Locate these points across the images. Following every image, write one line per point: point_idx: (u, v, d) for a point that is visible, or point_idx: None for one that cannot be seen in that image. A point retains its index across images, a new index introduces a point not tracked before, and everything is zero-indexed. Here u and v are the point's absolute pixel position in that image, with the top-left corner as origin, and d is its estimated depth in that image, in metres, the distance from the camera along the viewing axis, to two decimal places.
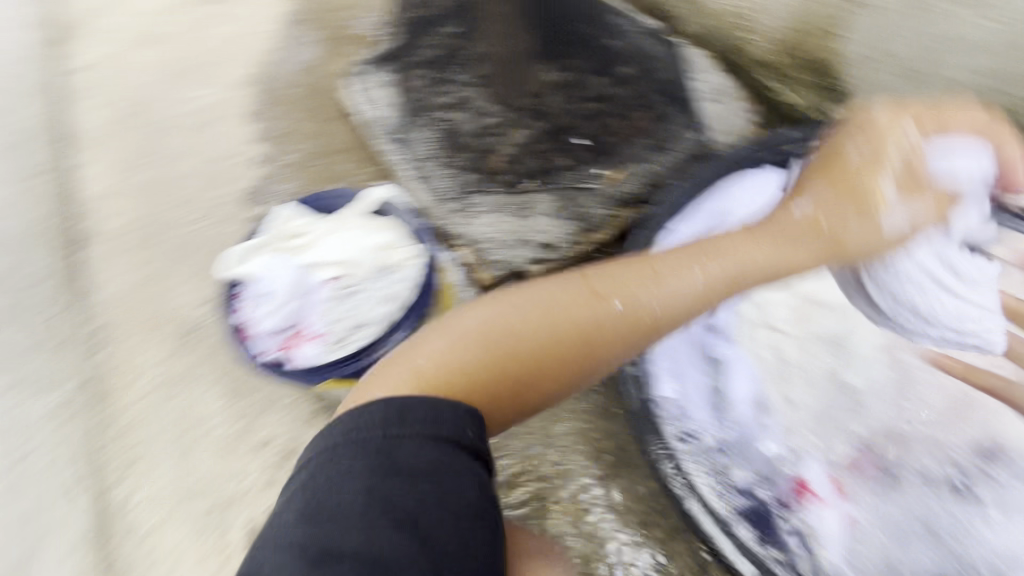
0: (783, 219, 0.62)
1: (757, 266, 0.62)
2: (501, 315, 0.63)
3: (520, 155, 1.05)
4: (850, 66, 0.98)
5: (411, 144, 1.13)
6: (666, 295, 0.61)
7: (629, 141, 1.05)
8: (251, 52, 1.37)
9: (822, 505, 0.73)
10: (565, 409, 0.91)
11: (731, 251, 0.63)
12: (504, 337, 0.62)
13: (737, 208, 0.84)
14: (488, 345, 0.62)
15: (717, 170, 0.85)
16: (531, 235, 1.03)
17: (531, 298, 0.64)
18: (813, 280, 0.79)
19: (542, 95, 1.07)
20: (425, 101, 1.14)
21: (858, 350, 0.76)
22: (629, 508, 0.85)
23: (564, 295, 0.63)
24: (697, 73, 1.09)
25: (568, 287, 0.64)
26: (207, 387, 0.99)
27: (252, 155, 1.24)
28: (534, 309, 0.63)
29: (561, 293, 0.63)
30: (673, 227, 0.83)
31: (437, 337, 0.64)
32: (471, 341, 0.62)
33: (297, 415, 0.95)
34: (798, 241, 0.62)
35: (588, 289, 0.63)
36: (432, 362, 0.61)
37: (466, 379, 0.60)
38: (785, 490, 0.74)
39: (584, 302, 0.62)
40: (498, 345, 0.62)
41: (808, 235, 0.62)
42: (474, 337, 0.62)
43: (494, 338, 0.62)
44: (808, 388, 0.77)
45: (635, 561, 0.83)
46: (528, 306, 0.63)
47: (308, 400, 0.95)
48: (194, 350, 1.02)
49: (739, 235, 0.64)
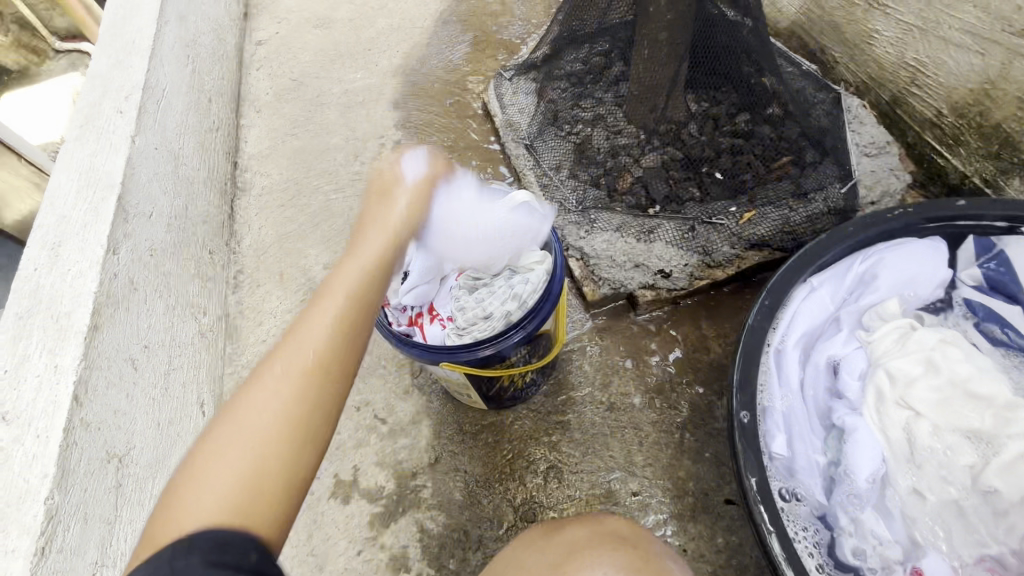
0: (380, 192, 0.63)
1: (393, 249, 0.58)
2: (278, 376, 0.48)
3: (650, 179, 1.06)
4: None
5: (542, 152, 1.18)
6: (357, 279, 0.54)
7: (767, 183, 1.02)
8: (405, 45, 1.47)
9: None
10: (653, 441, 0.91)
11: (364, 230, 0.59)
12: (285, 407, 0.48)
13: (888, 276, 0.80)
14: (270, 417, 0.47)
15: (876, 231, 0.80)
16: (648, 260, 1.00)
17: (317, 340, 0.50)
18: (967, 368, 0.72)
19: (685, 123, 1.05)
20: (561, 113, 1.18)
21: (1010, 457, 0.67)
22: (706, 558, 0.82)
23: (302, 330, 0.51)
24: (855, 126, 1.07)
25: (315, 320, 0.51)
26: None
27: (392, 138, 1.34)
28: (298, 360, 0.49)
29: (312, 320, 0.52)
30: (813, 282, 0.79)
31: (228, 416, 0.48)
32: (264, 409, 0.47)
33: (393, 386, 0.99)
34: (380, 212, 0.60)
35: (316, 316, 0.52)
36: (226, 467, 0.45)
37: (268, 455, 0.46)
38: None
39: (340, 330, 0.52)
40: (281, 415, 0.47)
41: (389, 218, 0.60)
42: (249, 413, 0.47)
43: (270, 412, 0.47)
44: (941, 483, 0.69)
45: None
46: (287, 369, 0.49)
47: (406, 374, 1.00)
48: None
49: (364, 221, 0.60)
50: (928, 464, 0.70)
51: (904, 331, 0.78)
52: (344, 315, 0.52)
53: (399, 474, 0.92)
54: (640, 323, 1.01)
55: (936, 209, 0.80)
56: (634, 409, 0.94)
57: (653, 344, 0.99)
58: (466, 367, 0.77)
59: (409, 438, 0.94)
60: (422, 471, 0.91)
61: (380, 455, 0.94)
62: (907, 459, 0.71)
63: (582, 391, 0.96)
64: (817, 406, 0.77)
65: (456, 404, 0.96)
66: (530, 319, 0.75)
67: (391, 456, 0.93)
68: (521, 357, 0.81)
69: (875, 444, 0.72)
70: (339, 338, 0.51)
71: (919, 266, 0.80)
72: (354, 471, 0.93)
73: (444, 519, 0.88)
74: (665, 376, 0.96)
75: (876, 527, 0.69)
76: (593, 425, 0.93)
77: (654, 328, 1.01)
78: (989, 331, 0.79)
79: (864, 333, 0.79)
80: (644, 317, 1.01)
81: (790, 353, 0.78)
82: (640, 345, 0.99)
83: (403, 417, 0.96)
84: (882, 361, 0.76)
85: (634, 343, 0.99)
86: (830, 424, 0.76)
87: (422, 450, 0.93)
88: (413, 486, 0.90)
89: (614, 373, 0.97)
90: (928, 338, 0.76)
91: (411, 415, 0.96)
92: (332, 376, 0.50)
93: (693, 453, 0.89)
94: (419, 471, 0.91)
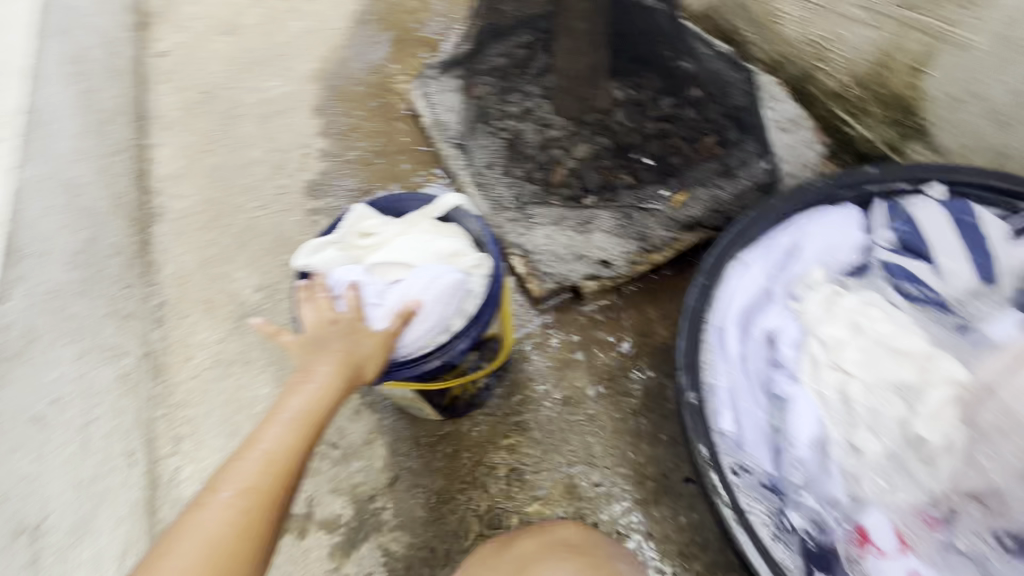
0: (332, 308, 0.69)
1: (341, 374, 0.62)
2: (224, 503, 0.54)
3: (582, 170, 1.05)
4: (930, 103, 0.95)
5: (474, 150, 1.15)
6: (306, 407, 0.60)
7: (695, 164, 1.05)
8: (321, 48, 1.40)
9: (882, 558, 0.70)
10: (611, 430, 0.92)
11: (311, 351, 0.64)
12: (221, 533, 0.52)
13: (811, 245, 0.84)
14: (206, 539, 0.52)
15: (795, 201, 0.83)
16: (588, 251, 1.01)
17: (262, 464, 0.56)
18: (887, 325, 0.77)
19: (609, 111, 1.04)
20: (490, 109, 1.16)
21: (932, 403, 0.71)
22: (671, 538, 0.84)
23: (256, 455, 0.57)
24: (772, 102, 1.11)
25: (267, 440, 0.58)
26: (262, 367, 1.03)
27: (315, 147, 1.27)
28: (246, 485, 0.55)
29: (263, 443, 0.58)
30: (743, 258, 0.81)
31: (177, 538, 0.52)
32: (205, 529, 0.52)
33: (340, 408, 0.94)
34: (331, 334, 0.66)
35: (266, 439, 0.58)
36: None
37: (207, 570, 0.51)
38: (844, 539, 0.72)
39: (281, 460, 0.57)
40: (220, 541, 0.52)
41: (332, 338, 0.66)
42: (198, 534, 0.52)
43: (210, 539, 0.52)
44: (875, 437, 0.72)
45: None
46: (234, 494, 0.54)
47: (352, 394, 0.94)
48: (247, 335, 1.05)
49: (317, 331, 0.67)
50: (861, 421, 0.74)
51: (831, 299, 0.81)
52: (290, 429, 0.59)
53: (358, 500, 0.88)
54: (587, 314, 1.02)
55: (845, 176, 0.84)
56: (590, 402, 0.94)
57: (602, 334, 1.00)
58: (417, 382, 0.76)
59: (364, 460, 0.90)
60: (382, 493, 0.88)
61: (334, 482, 0.89)
62: (842, 419, 0.75)
63: (537, 390, 0.95)
64: (758, 379, 0.80)
65: (409, 420, 0.93)
66: (472, 324, 0.74)
67: (346, 483, 0.89)
68: (472, 362, 0.80)
69: (808, 410, 0.77)
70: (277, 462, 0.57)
71: (836, 233, 0.85)
72: (309, 504, 0.88)
73: (408, 538, 0.86)
74: (616, 364, 0.97)
75: (816, 486, 0.74)
76: (551, 422, 0.92)
77: (601, 318, 1.01)
78: (902, 288, 0.84)
79: (795, 302, 0.83)
80: (590, 308, 1.02)
81: (728, 332, 0.79)
82: (590, 336, 1.00)
83: (355, 439, 0.92)
84: (813, 328, 0.80)
85: (584, 335, 1.00)
86: (770, 396, 0.79)
87: (379, 471, 0.89)
88: (372, 510, 0.87)
89: (566, 367, 0.97)
90: (851, 303, 0.80)
91: (363, 436, 0.92)
92: (274, 496, 0.56)
93: (651, 437, 0.91)
94: (379, 493, 0.88)
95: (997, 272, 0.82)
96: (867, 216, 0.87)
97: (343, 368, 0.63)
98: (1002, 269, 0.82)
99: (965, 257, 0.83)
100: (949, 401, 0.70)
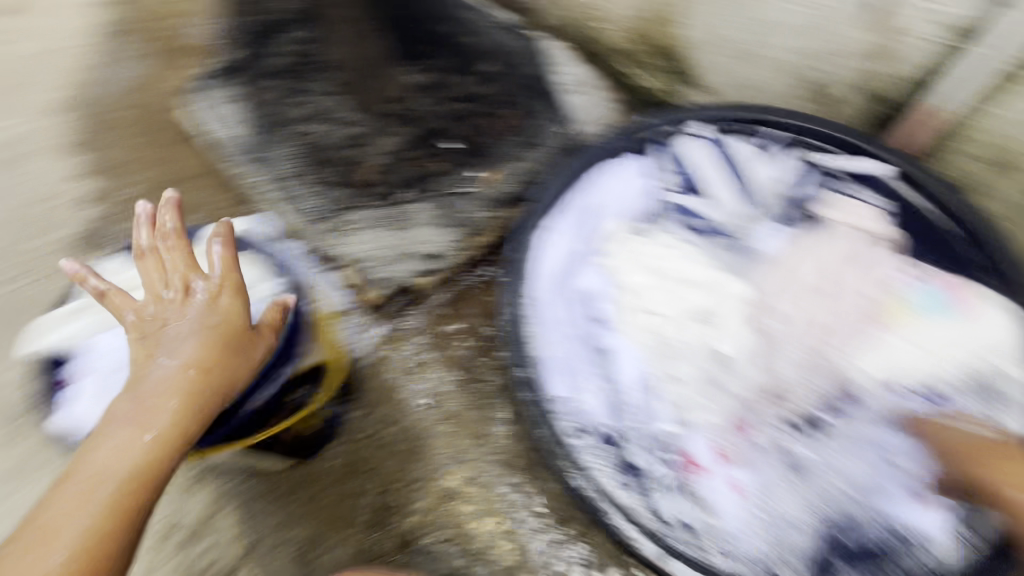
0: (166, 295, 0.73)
1: (192, 366, 0.68)
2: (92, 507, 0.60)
3: (391, 163, 1.01)
4: (693, 50, 1.01)
5: (271, 162, 1.04)
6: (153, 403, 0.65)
7: (503, 140, 1.04)
8: (57, 69, 1.14)
9: (707, 475, 0.79)
10: (478, 425, 0.91)
11: (170, 344, 0.69)
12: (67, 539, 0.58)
13: (607, 199, 0.87)
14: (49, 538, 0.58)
15: (585, 161, 0.85)
16: (414, 247, 0.99)
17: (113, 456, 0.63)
18: (680, 262, 0.83)
19: (404, 98, 1.03)
20: (281, 115, 1.05)
21: (723, 323, 0.80)
22: (548, 510, 0.87)
23: (103, 461, 0.63)
24: (560, 66, 1.07)
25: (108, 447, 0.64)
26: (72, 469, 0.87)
27: (82, 193, 1.08)
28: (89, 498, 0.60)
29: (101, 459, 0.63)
30: (549, 225, 0.85)
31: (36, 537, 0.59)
32: (86, 507, 0.60)
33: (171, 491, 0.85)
34: (186, 325, 0.71)
35: (110, 447, 0.63)
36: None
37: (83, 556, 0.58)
38: (674, 467, 0.81)
39: (139, 467, 0.63)
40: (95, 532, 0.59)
41: (196, 242, 0.77)
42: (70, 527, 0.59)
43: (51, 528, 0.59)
44: (687, 365, 0.81)
45: (558, 561, 0.86)
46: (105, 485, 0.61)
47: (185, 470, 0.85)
48: None
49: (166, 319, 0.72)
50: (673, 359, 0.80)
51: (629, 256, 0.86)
52: (140, 424, 0.65)
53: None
54: (430, 310, 0.98)
55: (625, 127, 0.86)
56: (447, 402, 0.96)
57: (449, 328, 0.97)
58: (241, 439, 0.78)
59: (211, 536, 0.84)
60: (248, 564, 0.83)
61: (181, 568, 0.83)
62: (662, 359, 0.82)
63: (393, 407, 0.92)
64: (584, 337, 0.85)
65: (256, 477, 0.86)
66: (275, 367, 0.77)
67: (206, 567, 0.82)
68: (302, 399, 0.82)
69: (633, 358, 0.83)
70: (140, 455, 0.63)
71: (626, 184, 0.88)
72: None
73: None
74: (469, 355, 0.95)
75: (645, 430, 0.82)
76: (414, 431, 0.91)
77: (446, 310, 0.98)
78: (691, 224, 0.87)
79: (602, 257, 0.87)
80: (432, 303, 0.99)
81: (545, 299, 0.85)
82: (436, 333, 0.96)
83: (196, 516, 0.84)
84: (620, 280, 0.85)
85: (430, 334, 0.96)
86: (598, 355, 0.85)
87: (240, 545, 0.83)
88: None
89: (419, 374, 0.93)
90: (650, 260, 0.85)
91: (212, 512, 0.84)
92: (141, 479, 0.63)
93: (511, 420, 0.92)
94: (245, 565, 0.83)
95: (758, 192, 0.87)
96: (648, 160, 0.88)
97: (208, 355, 0.69)
98: (762, 189, 0.86)
99: (733, 183, 0.87)
100: (738, 318, 0.80)
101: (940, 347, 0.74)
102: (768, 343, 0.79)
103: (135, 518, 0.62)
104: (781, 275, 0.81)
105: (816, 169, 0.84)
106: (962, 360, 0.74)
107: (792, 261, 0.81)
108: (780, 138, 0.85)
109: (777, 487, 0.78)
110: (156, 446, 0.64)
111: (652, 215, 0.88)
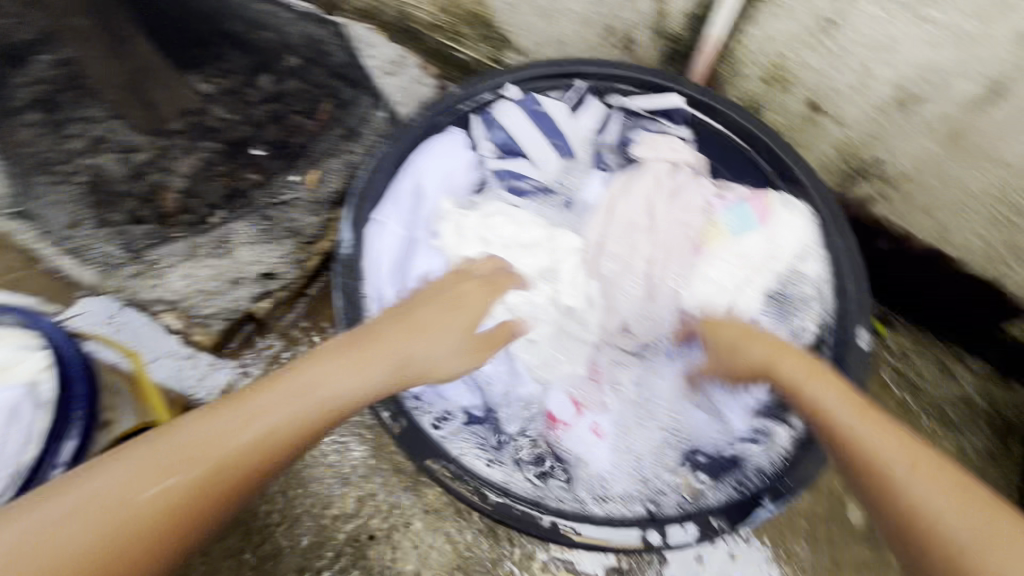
0: (351, 343, 0.76)
1: (310, 412, 0.69)
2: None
3: (195, 186, 1.07)
4: (500, 13, 1.05)
5: (46, 216, 1.05)
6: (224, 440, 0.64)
7: (320, 136, 1.11)
8: None
9: (571, 429, 0.95)
10: (349, 433, 1.18)
11: (284, 396, 0.68)
12: (71, 516, 0.58)
13: (427, 180, 0.97)
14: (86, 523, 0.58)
15: (406, 145, 0.92)
16: (245, 269, 1.06)
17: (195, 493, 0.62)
18: (507, 228, 0.93)
19: (205, 109, 1.09)
20: (49, 156, 1.06)
21: (563, 275, 0.91)
22: (431, 493, 1.16)
23: (206, 439, 0.64)
24: (366, 48, 1.16)
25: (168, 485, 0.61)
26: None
27: None
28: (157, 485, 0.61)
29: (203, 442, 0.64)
30: (375, 216, 0.92)
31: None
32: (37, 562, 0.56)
33: None
34: (348, 381, 0.72)
35: (234, 448, 0.64)
36: None
37: None
38: (542, 425, 0.98)
39: (196, 490, 0.62)
40: None
41: (394, 332, 0.78)
42: None
43: (109, 509, 0.59)
44: (530, 323, 0.91)
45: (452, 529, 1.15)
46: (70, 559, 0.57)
47: None
48: None
49: (361, 360, 0.74)
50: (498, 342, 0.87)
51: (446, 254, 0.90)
52: (194, 478, 0.62)
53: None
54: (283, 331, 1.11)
55: (441, 105, 0.92)
56: None
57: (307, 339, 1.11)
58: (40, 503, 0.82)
59: None
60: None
61: None
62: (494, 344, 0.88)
63: None
64: None
65: None
66: (70, 427, 0.84)
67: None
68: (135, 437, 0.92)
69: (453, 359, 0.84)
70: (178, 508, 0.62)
71: (445, 159, 0.98)
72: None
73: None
74: None
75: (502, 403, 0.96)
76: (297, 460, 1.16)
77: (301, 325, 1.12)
78: (518, 186, 1.02)
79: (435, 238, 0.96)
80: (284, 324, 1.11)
81: (383, 288, 0.94)
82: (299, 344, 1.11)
83: None
84: (453, 256, 0.93)
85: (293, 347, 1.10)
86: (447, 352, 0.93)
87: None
88: None
89: None
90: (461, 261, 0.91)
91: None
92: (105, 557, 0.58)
93: None
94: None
95: (573, 146, 1.03)
96: (468, 130, 1.00)
97: (317, 427, 0.70)
98: (575, 141, 1.02)
99: (550, 140, 1.02)
100: (575, 265, 0.92)
101: (744, 256, 0.91)
102: (609, 279, 0.93)
103: (113, 568, 0.59)
104: (603, 215, 0.97)
105: (622, 113, 1.01)
106: (769, 264, 0.91)
107: (613, 203, 0.96)
108: (585, 88, 0.98)
109: (633, 425, 0.95)
110: (167, 516, 0.61)
111: (480, 185, 1.03)
